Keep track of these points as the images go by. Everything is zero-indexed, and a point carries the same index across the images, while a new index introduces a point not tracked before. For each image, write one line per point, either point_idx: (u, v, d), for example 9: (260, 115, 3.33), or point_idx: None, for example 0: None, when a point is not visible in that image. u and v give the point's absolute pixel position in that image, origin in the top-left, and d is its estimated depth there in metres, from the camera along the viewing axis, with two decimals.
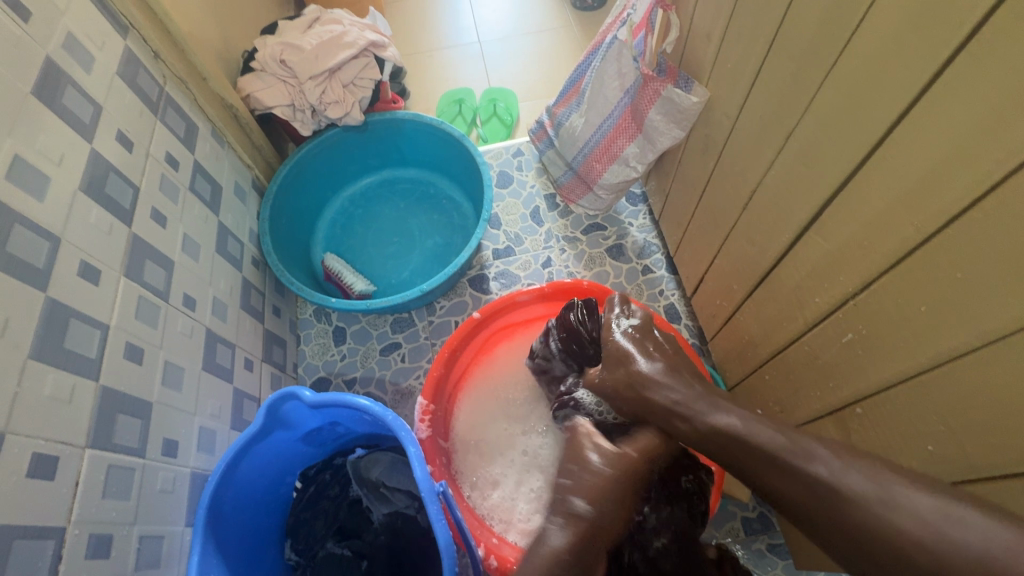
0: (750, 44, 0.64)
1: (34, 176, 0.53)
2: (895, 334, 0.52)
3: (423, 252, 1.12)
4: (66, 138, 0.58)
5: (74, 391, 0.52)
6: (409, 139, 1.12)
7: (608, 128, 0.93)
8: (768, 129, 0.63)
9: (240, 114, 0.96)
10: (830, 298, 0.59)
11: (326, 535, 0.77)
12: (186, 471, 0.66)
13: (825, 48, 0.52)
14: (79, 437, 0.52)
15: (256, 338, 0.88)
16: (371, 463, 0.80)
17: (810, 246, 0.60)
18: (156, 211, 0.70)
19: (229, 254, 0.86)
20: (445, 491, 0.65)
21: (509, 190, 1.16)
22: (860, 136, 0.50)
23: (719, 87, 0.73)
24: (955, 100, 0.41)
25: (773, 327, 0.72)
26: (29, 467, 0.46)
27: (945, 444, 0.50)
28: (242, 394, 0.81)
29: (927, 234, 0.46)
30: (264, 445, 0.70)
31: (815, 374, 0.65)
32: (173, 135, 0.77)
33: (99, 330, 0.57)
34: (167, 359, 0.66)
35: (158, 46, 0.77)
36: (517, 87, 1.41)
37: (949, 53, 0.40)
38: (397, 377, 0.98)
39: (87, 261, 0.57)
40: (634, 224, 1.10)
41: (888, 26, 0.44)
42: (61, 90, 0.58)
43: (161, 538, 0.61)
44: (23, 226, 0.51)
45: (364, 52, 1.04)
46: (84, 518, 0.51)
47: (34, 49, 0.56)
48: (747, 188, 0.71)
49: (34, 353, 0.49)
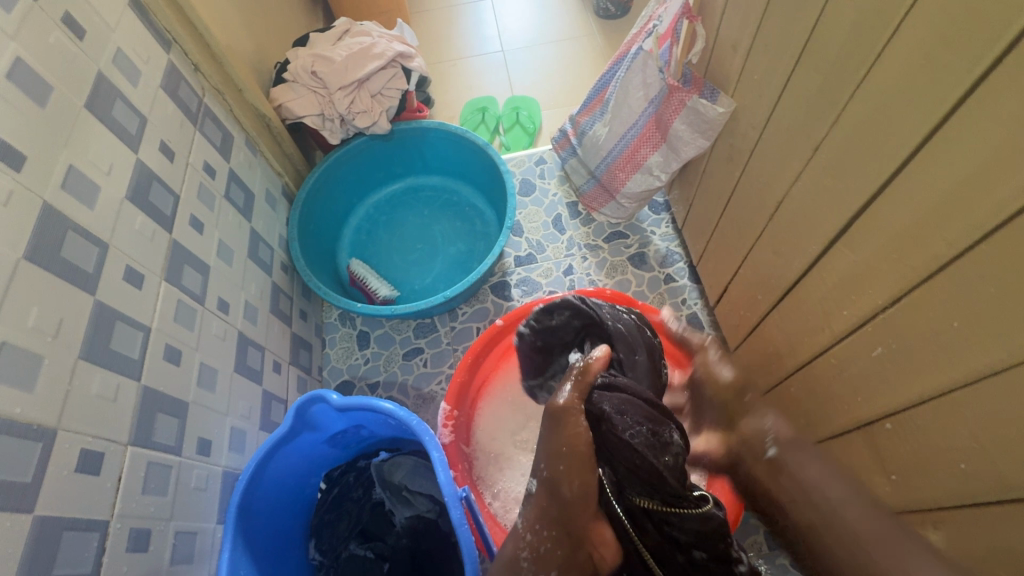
0: (778, 54, 0.63)
1: (86, 186, 0.56)
2: (927, 349, 0.51)
3: (446, 258, 1.14)
4: (113, 148, 0.61)
5: (118, 390, 0.55)
6: (434, 147, 1.14)
7: (632, 137, 0.94)
8: (796, 141, 0.63)
9: (273, 124, 0.99)
10: (859, 312, 0.58)
11: (349, 537, 0.79)
12: (218, 469, 0.68)
13: (856, 61, 0.52)
14: (121, 434, 0.54)
15: (284, 341, 0.90)
16: (394, 466, 0.81)
17: (838, 258, 0.60)
18: (194, 218, 0.73)
19: (260, 259, 0.88)
20: (467, 496, 0.66)
21: (532, 198, 1.17)
22: (892, 148, 0.49)
23: (745, 98, 0.73)
24: (989, 117, 0.40)
25: (800, 339, 0.71)
26: (76, 463, 0.48)
27: (977, 462, 0.49)
28: (270, 396, 0.83)
29: (960, 248, 0.45)
30: (294, 445, 0.72)
31: (841, 388, 0.65)
32: (210, 145, 0.80)
33: (141, 332, 0.59)
34: (202, 360, 0.68)
35: (197, 59, 0.80)
36: (541, 95, 1.42)
37: (986, 65, 0.39)
38: (418, 382, 0.99)
39: (132, 266, 0.60)
40: (656, 232, 1.10)
41: (920, 38, 0.44)
42: (110, 103, 0.61)
43: (194, 534, 0.63)
44: (76, 233, 0.54)
45: (392, 63, 1.06)
46: (125, 513, 0.53)
47: (87, 64, 0.59)
48: (773, 200, 0.70)
49: (84, 354, 0.52)
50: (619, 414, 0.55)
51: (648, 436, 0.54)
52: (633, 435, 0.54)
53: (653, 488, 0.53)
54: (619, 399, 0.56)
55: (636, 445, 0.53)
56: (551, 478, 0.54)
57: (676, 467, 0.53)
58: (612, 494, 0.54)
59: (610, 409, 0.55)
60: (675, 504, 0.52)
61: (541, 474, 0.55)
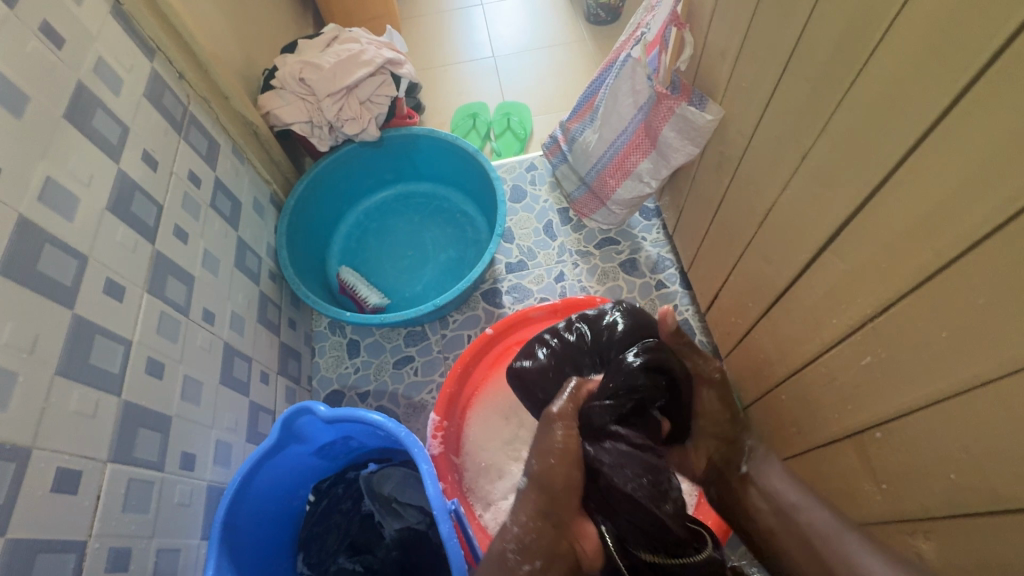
0: (766, 62, 0.63)
1: (65, 197, 0.55)
2: (916, 358, 0.51)
3: (436, 265, 1.13)
4: (94, 158, 0.60)
5: (97, 406, 0.53)
6: (424, 154, 1.14)
7: (622, 144, 0.94)
8: (783, 150, 0.63)
9: (260, 131, 0.98)
10: (847, 320, 0.58)
11: (338, 550, 0.77)
12: (203, 484, 0.67)
13: (842, 72, 0.52)
14: (101, 451, 0.53)
15: (272, 351, 0.89)
16: (383, 478, 0.81)
17: (827, 267, 0.60)
18: (179, 228, 0.72)
19: (247, 269, 0.87)
20: (457, 509, 0.65)
21: (523, 204, 1.17)
22: (879, 158, 0.49)
23: (734, 107, 0.73)
24: (975, 127, 0.40)
25: (790, 347, 0.71)
26: (53, 482, 0.47)
27: (968, 473, 0.49)
28: (258, 407, 0.82)
29: (947, 258, 0.45)
30: (281, 457, 0.71)
31: (832, 396, 0.64)
32: (196, 153, 0.79)
33: (122, 345, 0.58)
34: (186, 373, 0.67)
35: (182, 67, 0.79)
36: (532, 101, 1.42)
37: (973, 74, 0.39)
38: (409, 391, 0.98)
39: (112, 278, 0.59)
40: (647, 238, 1.10)
41: (905, 48, 0.44)
42: (91, 112, 0.60)
43: (178, 551, 0.61)
44: (53, 246, 0.52)
45: (381, 69, 1.06)
46: (104, 532, 0.52)
47: (67, 73, 0.58)
48: (763, 207, 0.70)
49: (61, 369, 0.50)
50: (619, 468, 0.59)
51: (650, 475, 0.60)
52: (627, 472, 0.59)
53: (652, 540, 0.58)
54: (624, 450, 0.61)
55: (639, 498, 0.58)
56: (542, 476, 0.59)
57: (674, 514, 0.59)
58: (617, 553, 0.58)
59: (611, 467, 0.60)
60: (674, 553, 0.57)
61: (532, 470, 0.60)
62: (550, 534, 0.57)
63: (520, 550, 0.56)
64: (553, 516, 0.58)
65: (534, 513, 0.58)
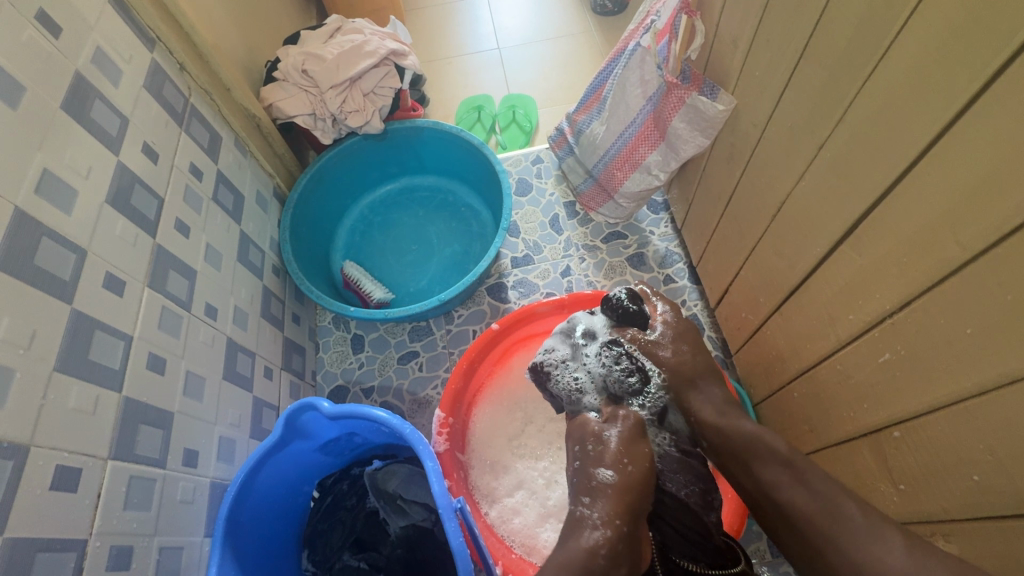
0: (781, 49, 0.61)
1: (63, 190, 0.54)
2: (938, 356, 0.49)
3: (441, 259, 1.12)
4: (92, 150, 0.58)
5: (97, 403, 0.53)
6: (428, 146, 1.12)
7: (630, 136, 0.92)
8: (799, 139, 0.61)
9: (263, 124, 0.97)
10: (865, 316, 0.56)
11: (342, 547, 0.77)
12: (206, 481, 0.66)
13: (862, 58, 0.50)
14: (101, 448, 0.52)
15: (276, 347, 0.88)
16: (388, 475, 0.79)
17: (843, 260, 0.58)
18: (180, 222, 0.71)
19: (250, 263, 0.86)
20: (462, 508, 0.63)
21: (528, 198, 1.15)
22: (901, 147, 0.48)
23: (747, 96, 0.71)
24: (1005, 114, 0.38)
25: (803, 343, 0.69)
26: (51, 480, 0.47)
27: (992, 474, 0.47)
28: (262, 403, 0.81)
29: (972, 252, 0.43)
30: (284, 454, 0.70)
31: (847, 394, 0.63)
32: (197, 146, 0.78)
33: (122, 341, 0.57)
34: (188, 369, 0.66)
35: (183, 58, 0.78)
36: (537, 93, 1.40)
37: (1004, 59, 0.37)
38: (414, 387, 0.97)
39: (112, 273, 0.58)
40: (655, 232, 1.08)
41: (931, 31, 0.42)
42: (89, 103, 0.59)
43: (180, 549, 0.61)
44: (51, 239, 0.51)
45: (385, 60, 1.04)
46: (105, 530, 0.51)
47: (64, 63, 0.57)
48: (776, 200, 0.68)
49: (60, 366, 0.50)
50: (670, 473, 0.62)
51: (697, 481, 0.62)
52: (676, 476, 0.62)
53: (695, 548, 0.57)
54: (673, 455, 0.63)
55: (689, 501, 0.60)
56: (636, 476, 0.55)
57: (716, 526, 0.60)
58: (658, 559, 0.57)
59: (663, 468, 0.62)
60: (715, 564, 0.56)
61: (625, 470, 0.55)
62: (635, 542, 0.52)
63: (611, 556, 0.50)
64: (637, 522, 0.53)
65: (622, 514, 0.52)
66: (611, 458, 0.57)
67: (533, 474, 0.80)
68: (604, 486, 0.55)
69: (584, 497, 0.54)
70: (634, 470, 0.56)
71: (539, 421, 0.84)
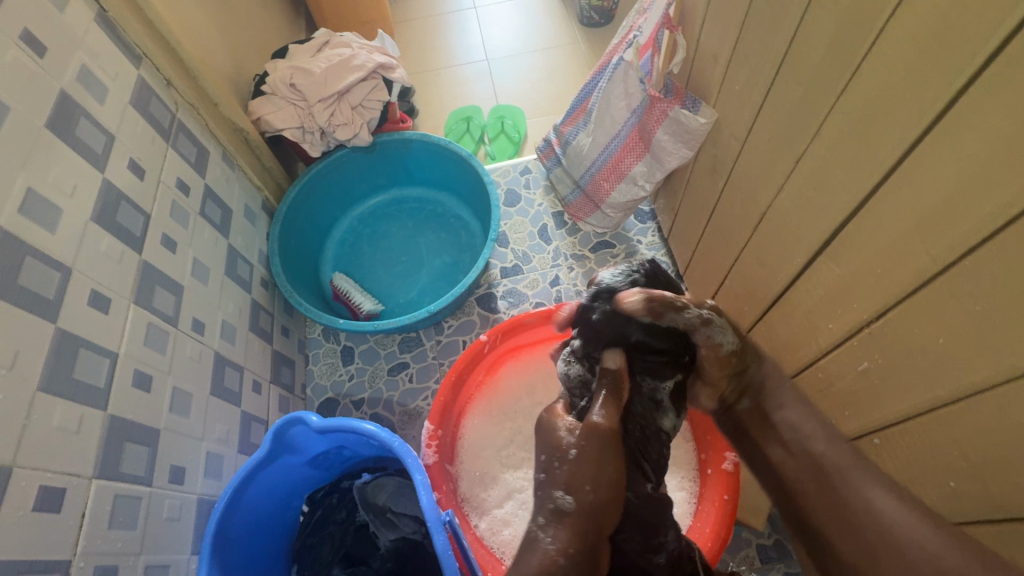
0: (759, 64, 0.63)
1: (47, 210, 0.54)
2: (915, 363, 0.50)
3: (430, 270, 1.12)
4: (77, 169, 0.59)
5: (82, 422, 0.52)
6: (417, 159, 1.13)
7: (616, 147, 0.93)
8: (778, 152, 0.63)
9: (251, 138, 0.97)
10: (844, 325, 0.58)
11: (332, 562, 0.77)
12: (193, 498, 0.66)
13: (835, 74, 0.51)
14: (86, 467, 0.52)
15: (264, 360, 0.88)
16: (377, 488, 0.79)
17: (822, 271, 0.59)
18: (167, 237, 0.71)
19: (238, 277, 0.86)
20: (451, 521, 0.63)
21: (517, 208, 1.16)
22: (874, 161, 0.49)
23: (727, 110, 0.72)
24: (969, 130, 0.40)
25: (787, 351, 0.70)
26: (35, 501, 0.46)
27: (968, 480, 0.48)
28: (250, 417, 0.80)
29: (943, 263, 0.44)
30: (272, 469, 0.70)
31: (830, 402, 0.64)
32: (184, 161, 0.78)
33: (108, 358, 0.57)
34: (175, 385, 0.66)
35: (170, 74, 0.78)
36: (526, 104, 1.41)
37: (968, 77, 0.39)
38: (404, 398, 0.97)
39: (97, 291, 0.58)
40: (642, 241, 1.09)
41: (900, 51, 0.44)
42: (75, 121, 0.60)
43: (167, 567, 0.60)
44: (35, 258, 0.51)
45: (373, 74, 1.05)
46: (89, 550, 0.51)
47: (50, 83, 0.57)
48: (758, 210, 0.70)
49: (43, 386, 0.49)
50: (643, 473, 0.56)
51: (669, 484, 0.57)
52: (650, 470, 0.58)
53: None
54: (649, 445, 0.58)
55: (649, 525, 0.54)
56: (598, 501, 0.48)
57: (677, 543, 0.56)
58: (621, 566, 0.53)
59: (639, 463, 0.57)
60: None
61: (588, 494, 0.48)
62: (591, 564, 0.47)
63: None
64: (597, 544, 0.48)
65: (575, 538, 0.47)
66: (574, 478, 0.49)
67: (521, 485, 0.80)
68: (565, 511, 0.48)
69: (540, 518, 0.49)
70: (597, 494, 0.48)
71: (528, 431, 0.84)
